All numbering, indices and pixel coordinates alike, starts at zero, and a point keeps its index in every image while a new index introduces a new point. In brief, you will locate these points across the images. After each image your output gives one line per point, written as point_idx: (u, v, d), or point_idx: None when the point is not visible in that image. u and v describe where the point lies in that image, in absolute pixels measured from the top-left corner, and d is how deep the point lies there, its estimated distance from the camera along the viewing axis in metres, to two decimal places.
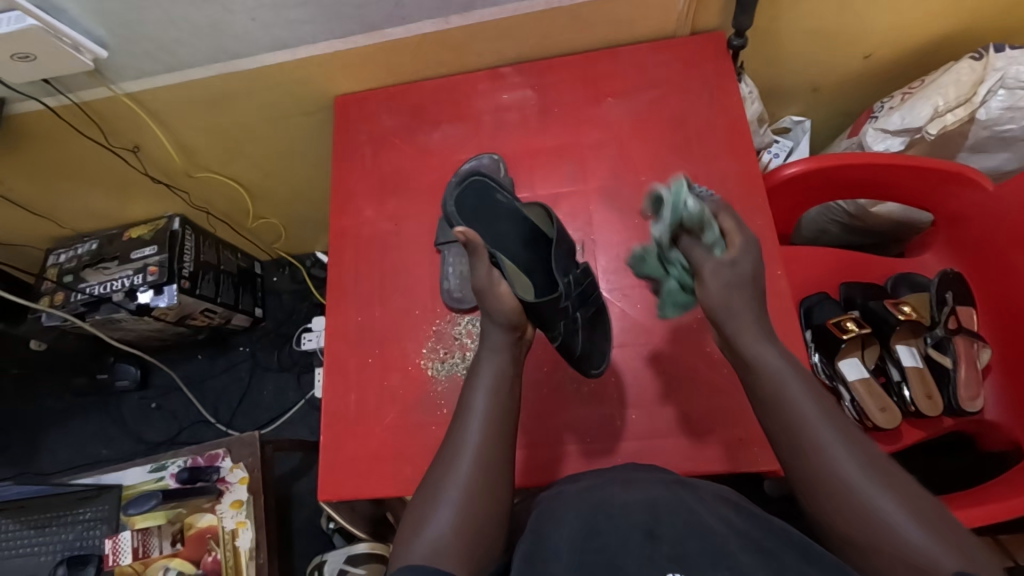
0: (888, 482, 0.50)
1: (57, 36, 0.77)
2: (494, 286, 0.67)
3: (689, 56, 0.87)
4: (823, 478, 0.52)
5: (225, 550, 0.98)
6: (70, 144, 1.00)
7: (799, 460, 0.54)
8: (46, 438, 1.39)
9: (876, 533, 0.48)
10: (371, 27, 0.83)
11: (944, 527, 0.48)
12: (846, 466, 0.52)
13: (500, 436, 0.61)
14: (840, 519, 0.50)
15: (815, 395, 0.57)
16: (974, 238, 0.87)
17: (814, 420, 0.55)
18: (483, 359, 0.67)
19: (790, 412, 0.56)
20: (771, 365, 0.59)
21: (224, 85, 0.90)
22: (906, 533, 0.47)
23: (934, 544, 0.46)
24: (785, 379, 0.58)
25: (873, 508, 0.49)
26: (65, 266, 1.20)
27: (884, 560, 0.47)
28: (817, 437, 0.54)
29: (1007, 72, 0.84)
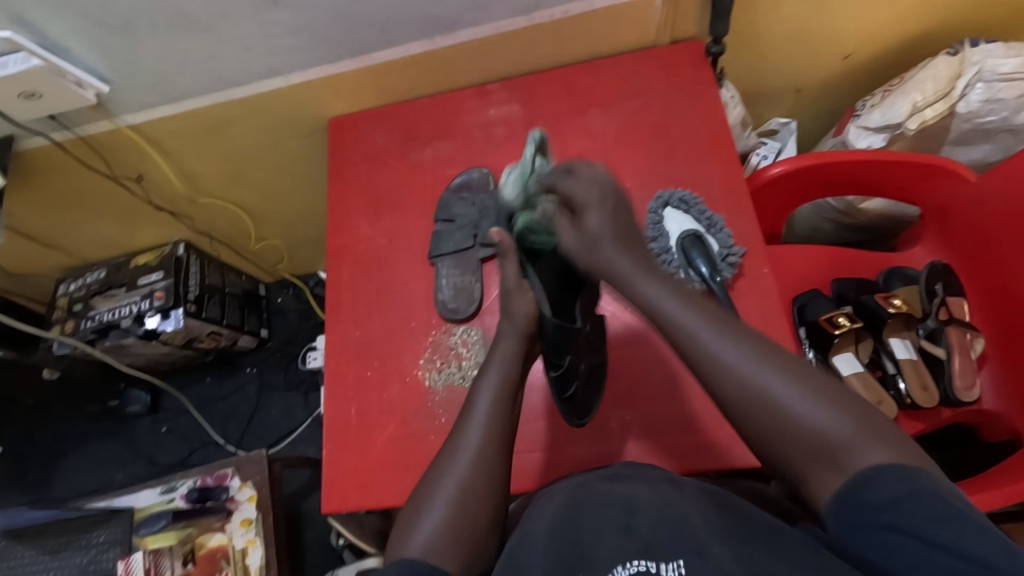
0: (785, 369, 0.51)
1: (62, 74, 0.80)
2: (522, 290, 0.70)
3: (669, 64, 0.89)
4: (732, 386, 0.52)
5: (236, 569, 1.00)
6: (78, 177, 1.03)
7: (704, 374, 0.54)
8: (61, 464, 1.41)
9: (785, 423, 0.49)
10: (360, 51, 0.86)
11: (839, 397, 0.49)
12: (746, 366, 0.52)
13: (501, 439, 0.61)
14: (757, 418, 0.51)
15: (706, 308, 0.57)
16: (960, 229, 0.88)
17: (708, 334, 0.55)
18: (493, 362, 0.67)
19: (685, 329, 0.56)
20: (661, 289, 0.59)
21: (222, 113, 0.94)
22: (819, 420, 0.48)
23: (847, 426, 0.47)
24: (668, 296, 0.58)
25: (780, 399, 0.50)
26: (76, 295, 1.24)
27: (802, 450, 0.48)
28: (710, 349, 0.54)
29: (984, 65, 0.86)
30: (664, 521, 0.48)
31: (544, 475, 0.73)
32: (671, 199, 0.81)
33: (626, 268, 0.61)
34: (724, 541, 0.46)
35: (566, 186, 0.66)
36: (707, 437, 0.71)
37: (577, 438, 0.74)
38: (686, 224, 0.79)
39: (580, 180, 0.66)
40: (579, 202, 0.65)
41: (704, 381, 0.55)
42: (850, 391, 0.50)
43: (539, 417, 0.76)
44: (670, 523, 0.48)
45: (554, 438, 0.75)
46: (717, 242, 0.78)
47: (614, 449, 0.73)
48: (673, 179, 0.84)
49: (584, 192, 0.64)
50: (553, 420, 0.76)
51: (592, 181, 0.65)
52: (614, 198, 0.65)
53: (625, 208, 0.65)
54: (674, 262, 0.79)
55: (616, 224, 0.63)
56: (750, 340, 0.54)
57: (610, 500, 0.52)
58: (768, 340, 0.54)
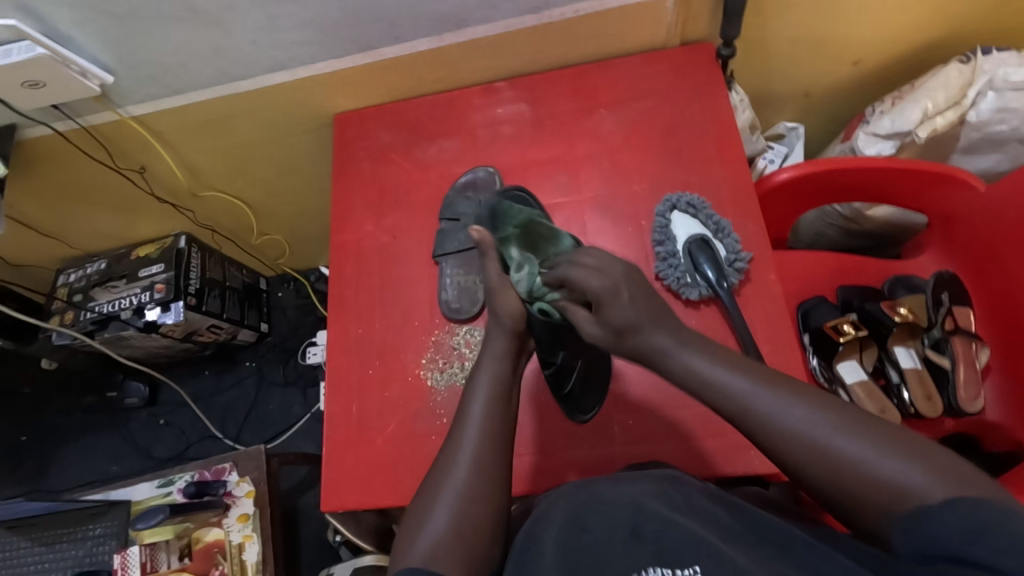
0: (840, 420, 0.49)
1: (66, 63, 0.80)
2: (506, 288, 0.72)
3: (678, 66, 0.88)
4: (790, 446, 0.50)
5: (232, 563, 0.99)
6: (78, 167, 1.03)
7: (760, 436, 0.52)
8: (58, 455, 1.41)
9: (850, 478, 0.47)
10: (368, 47, 0.86)
11: (904, 445, 0.47)
12: (803, 424, 0.50)
13: (498, 440, 0.61)
14: (820, 475, 0.48)
15: (753, 369, 0.55)
16: (968, 237, 0.87)
17: (758, 393, 0.53)
18: (483, 363, 0.68)
19: (737, 388, 0.54)
20: (697, 357, 0.58)
21: (227, 106, 0.93)
22: (888, 469, 0.46)
23: (919, 475, 0.45)
24: (709, 362, 0.57)
25: (845, 455, 0.47)
26: (75, 285, 1.23)
27: (871, 501, 0.46)
28: (762, 407, 0.52)
29: (996, 75, 0.86)
30: (672, 524, 0.48)
31: (545, 478, 0.73)
32: (679, 203, 0.80)
33: (663, 345, 0.60)
34: (736, 547, 0.46)
35: (576, 279, 0.66)
36: (710, 444, 0.70)
37: (580, 442, 0.74)
38: (693, 228, 0.79)
39: (587, 268, 0.66)
40: (593, 294, 0.64)
41: (758, 442, 0.53)
42: (916, 438, 0.48)
43: (541, 420, 0.76)
44: (677, 527, 0.48)
45: (556, 442, 0.75)
46: (725, 247, 0.77)
47: (617, 454, 0.73)
48: (680, 183, 0.83)
49: (599, 284, 0.64)
50: (555, 424, 0.75)
51: (601, 271, 0.65)
52: (630, 282, 0.64)
53: (642, 284, 0.64)
54: (681, 266, 0.78)
55: (638, 309, 0.62)
56: (807, 396, 0.52)
57: (612, 502, 0.52)
58: (822, 394, 0.52)
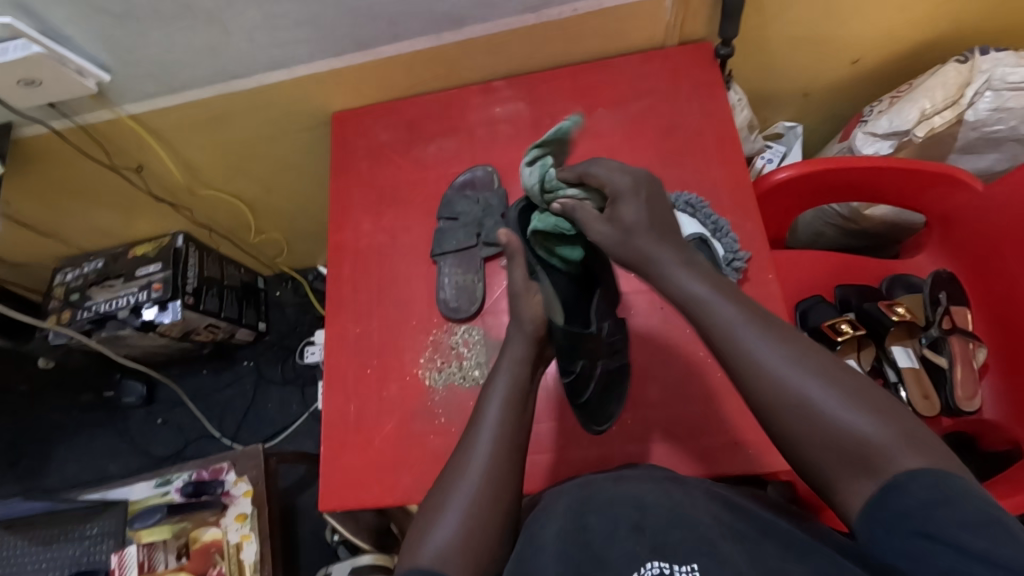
0: (816, 367, 0.50)
1: (62, 62, 0.79)
2: (528, 293, 0.68)
3: (677, 66, 0.88)
4: (768, 389, 0.50)
5: (230, 563, 0.98)
6: (75, 166, 1.02)
7: (737, 371, 0.53)
8: (55, 455, 1.40)
9: (816, 426, 0.48)
10: (366, 45, 0.86)
11: (875, 400, 0.48)
12: (781, 364, 0.51)
13: (512, 444, 0.61)
14: (787, 418, 0.49)
15: (745, 304, 0.55)
16: (967, 236, 0.87)
17: (748, 333, 0.53)
18: (501, 367, 0.66)
19: (728, 325, 0.54)
20: (697, 283, 0.57)
21: (225, 105, 0.92)
22: (857, 425, 0.47)
23: (886, 432, 0.46)
24: (706, 290, 0.57)
25: (818, 403, 0.48)
26: (72, 284, 1.22)
27: (827, 452, 0.47)
28: (744, 342, 0.53)
29: (993, 74, 0.86)
30: (678, 522, 0.48)
31: (544, 477, 0.73)
32: (678, 202, 0.80)
33: (662, 258, 0.60)
34: (741, 544, 0.46)
35: (600, 177, 0.65)
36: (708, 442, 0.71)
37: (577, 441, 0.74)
38: (692, 227, 0.78)
39: (607, 170, 0.66)
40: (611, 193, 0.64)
41: (733, 376, 0.54)
42: (891, 398, 0.49)
43: (540, 418, 0.76)
44: (686, 522, 0.48)
45: (555, 441, 0.75)
46: (723, 246, 0.77)
47: (615, 452, 0.73)
48: (678, 181, 0.83)
49: (617, 181, 0.64)
50: (554, 422, 0.75)
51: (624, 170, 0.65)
52: (649, 187, 0.64)
53: (661, 195, 0.65)
54: None
55: (650, 213, 0.62)
56: (792, 341, 0.52)
57: (616, 500, 0.52)
58: (805, 339, 0.53)
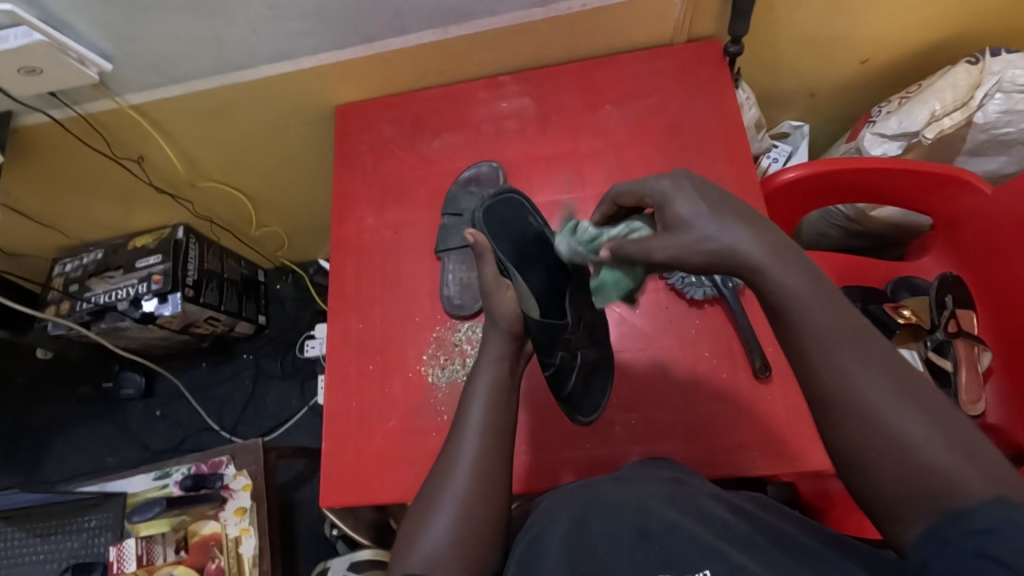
0: (909, 391, 0.42)
1: (63, 50, 0.78)
2: (500, 290, 0.67)
3: (685, 63, 0.87)
4: (844, 407, 0.43)
5: (229, 557, 0.98)
6: (75, 156, 1.01)
7: (812, 377, 0.45)
8: (53, 446, 1.40)
9: (888, 449, 0.41)
10: (371, 38, 0.85)
11: (969, 437, 0.40)
12: (864, 379, 0.43)
13: (496, 443, 0.60)
14: (858, 435, 0.43)
15: (836, 308, 0.46)
16: (973, 240, 0.87)
17: (828, 342, 0.45)
18: (481, 365, 0.65)
19: (811, 333, 0.45)
20: (787, 280, 0.46)
21: (227, 96, 0.91)
22: (935, 457, 0.40)
23: (969, 469, 0.39)
24: (795, 291, 0.46)
25: (897, 428, 0.41)
26: (71, 275, 1.21)
27: (895, 478, 0.41)
28: (827, 351, 0.44)
29: (1004, 76, 0.85)
30: (678, 526, 0.47)
31: (546, 476, 0.73)
32: None
33: (742, 254, 0.47)
34: (742, 549, 0.45)
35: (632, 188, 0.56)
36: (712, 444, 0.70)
37: (580, 441, 0.74)
38: None
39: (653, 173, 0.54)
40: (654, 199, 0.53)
41: (806, 384, 0.46)
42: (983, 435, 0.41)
43: (544, 418, 0.75)
44: (684, 526, 0.47)
45: (558, 440, 0.74)
46: None
47: (618, 453, 0.72)
48: None
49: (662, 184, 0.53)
50: (558, 422, 0.75)
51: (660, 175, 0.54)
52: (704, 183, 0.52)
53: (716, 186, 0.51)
54: None
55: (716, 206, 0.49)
56: (881, 357, 0.44)
57: (620, 501, 0.51)
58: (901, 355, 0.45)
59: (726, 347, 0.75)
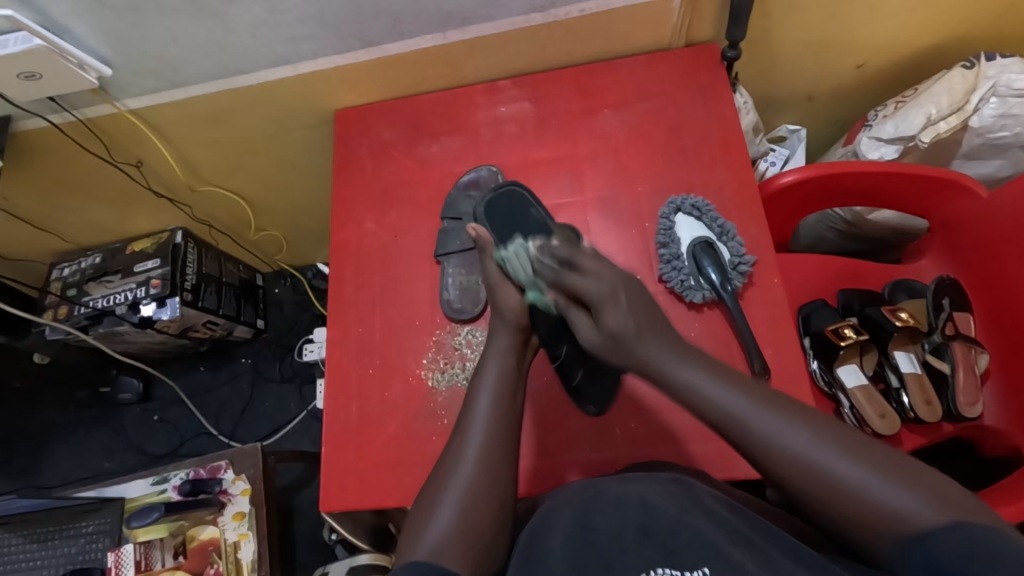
0: (839, 444, 0.50)
1: (63, 55, 0.78)
2: (504, 283, 0.71)
3: (683, 67, 0.88)
4: (795, 476, 0.50)
5: (227, 563, 0.98)
6: (74, 161, 1.01)
7: (753, 453, 0.52)
8: (50, 451, 1.39)
9: (846, 500, 0.48)
10: (370, 43, 0.85)
11: (900, 469, 0.48)
12: (800, 445, 0.50)
13: (503, 437, 0.60)
14: (814, 493, 0.49)
15: (753, 388, 0.55)
16: (969, 243, 0.87)
17: (759, 416, 0.52)
18: (489, 360, 0.67)
19: (737, 415, 0.53)
20: (699, 373, 0.57)
21: (226, 101, 0.92)
22: (882, 495, 0.47)
23: (914, 500, 0.46)
24: (708, 379, 0.56)
25: (844, 479, 0.48)
26: (69, 280, 1.21)
27: (860, 524, 0.47)
28: (761, 428, 0.52)
29: (1000, 81, 0.86)
30: (681, 525, 0.48)
31: (546, 480, 0.73)
32: (683, 205, 0.80)
33: (657, 356, 0.59)
34: (743, 549, 0.46)
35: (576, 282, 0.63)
36: (712, 448, 0.70)
37: (580, 445, 0.74)
38: (697, 230, 0.79)
39: (585, 274, 0.63)
40: (591, 297, 0.62)
41: (751, 458, 0.53)
42: (909, 461, 0.49)
43: (543, 421, 0.75)
44: (688, 525, 0.48)
45: (557, 444, 0.74)
46: (728, 250, 0.77)
47: (618, 456, 0.73)
48: (684, 184, 0.83)
49: (594, 287, 0.62)
50: (559, 426, 0.75)
51: (604, 270, 0.63)
52: (627, 285, 0.62)
53: (642, 294, 0.63)
54: (684, 269, 0.78)
55: (635, 317, 0.60)
56: (803, 418, 0.52)
57: (623, 499, 0.51)
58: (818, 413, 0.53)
59: (727, 349, 0.75)
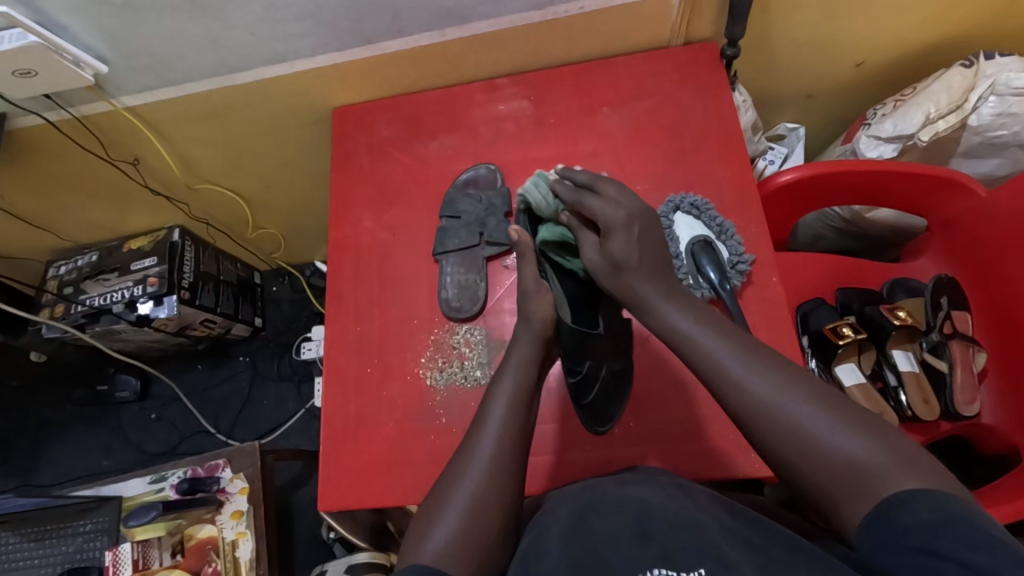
0: (807, 393, 0.51)
1: (59, 52, 0.78)
2: (538, 292, 0.70)
3: (682, 66, 0.88)
4: (763, 422, 0.51)
5: (225, 561, 0.98)
6: (71, 158, 1.01)
7: (725, 394, 0.54)
8: (47, 449, 1.39)
9: (812, 450, 0.48)
10: (368, 40, 0.84)
11: (868, 424, 0.49)
12: (768, 391, 0.52)
13: (515, 444, 0.60)
14: (779, 439, 0.50)
15: (730, 336, 0.57)
16: (967, 241, 0.87)
17: (734, 360, 0.55)
18: (509, 367, 0.66)
19: (714, 357, 0.56)
20: (681, 314, 0.60)
21: (224, 98, 0.91)
22: (844, 446, 0.47)
23: (878, 454, 0.46)
24: (689, 321, 0.59)
25: (808, 426, 0.49)
26: (66, 278, 1.21)
27: (822, 475, 0.48)
28: (734, 372, 0.54)
29: (998, 79, 0.86)
30: (683, 526, 0.48)
31: (544, 479, 0.73)
32: (682, 204, 0.80)
33: (649, 294, 0.62)
34: (741, 550, 0.46)
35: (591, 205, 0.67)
36: (710, 447, 0.70)
37: (578, 444, 0.74)
38: (696, 229, 0.79)
39: (606, 200, 0.67)
40: (603, 224, 0.65)
41: (723, 401, 0.55)
42: (880, 422, 0.49)
43: (542, 420, 0.75)
44: (687, 526, 0.48)
45: (556, 443, 0.74)
46: (727, 249, 0.77)
47: (617, 455, 0.73)
48: (683, 183, 0.83)
49: (610, 214, 0.65)
50: (558, 425, 0.75)
51: (618, 203, 0.66)
52: (643, 220, 0.65)
53: (653, 233, 0.66)
54: (683, 268, 0.78)
55: (643, 250, 0.64)
56: (776, 365, 0.54)
57: (625, 501, 0.51)
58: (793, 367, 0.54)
59: None
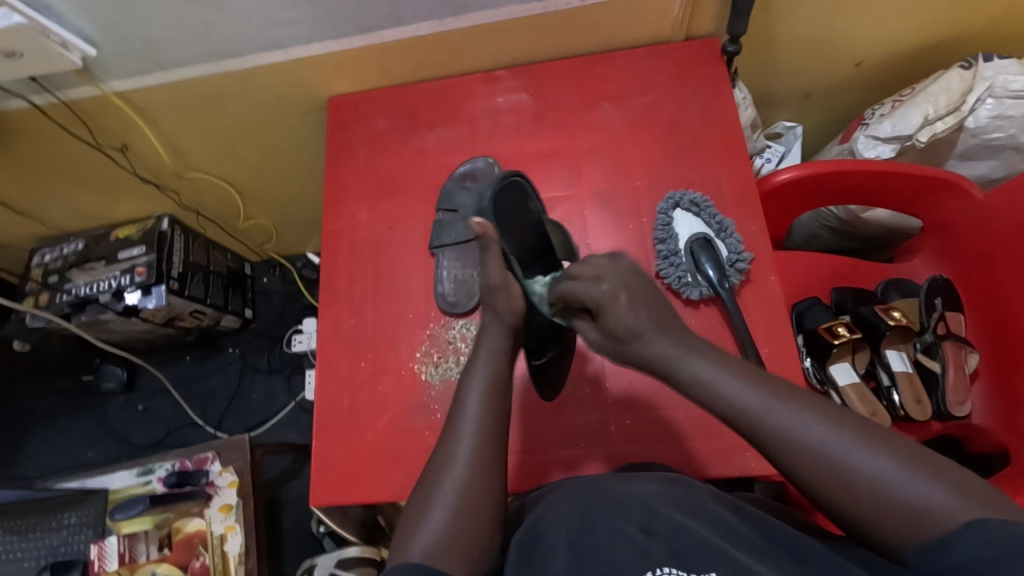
0: (858, 436, 0.47)
1: (46, 34, 0.75)
2: (506, 284, 0.67)
3: (683, 61, 0.87)
4: (816, 474, 0.47)
5: (214, 555, 0.96)
6: (56, 144, 0.98)
7: (768, 447, 0.49)
8: (31, 440, 1.37)
9: (873, 499, 0.45)
10: (367, 29, 0.83)
11: (923, 460, 0.45)
12: (819, 441, 0.47)
13: (493, 435, 0.60)
14: (837, 492, 0.46)
15: (764, 377, 0.52)
16: (962, 243, 0.88)
17: (772, 409, 0.50)
18: (479, 358, 0.66)
19: (750, 408, 0.51)
20: (704, 366, 0.54)
21: (216, 85, 0.89)
22: (908, 493, 0.44)
23: (940, 495, 0.43)
24: (715, 369, 0.54)
25: (864, 474, 0.45)
26: (51, 266, 1.18)
27: (887, 524, 0.44)
28: (777, 423, 0.49)
29: (996, 81, 0.86)
30: (684, 527, 0.47)
31: (539, 476, 0.73)
32: (682, 200, 0.79)
33: (670, 355, 0.57)
34: (744, 553, 0.45)
35: (575, 288, 0.64)
36: (706, 446, 0.70)
37: (574, 441, 0.73)
38: (696, 227, 0.78)
39: (585, 278, 0.63)
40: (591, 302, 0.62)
41: (766, 453, 0.50)
42: (932, 453, 0.46)
43: (538, 417, 0.75)
44: (688, 528, 0.47)
45: (552, 439, 0.74)
46: (727, 247, 0.77)
47: (613, 453, 0.72)
48: (682, 179, 0.82)
49: (595, 292, 0.62)
50: (554, 422, 0.75)
51: (604, 273, 0.62)
52: (630, 283, 0.61)
53: (646, 289, 0.61)
54: (682, 265, 0.77)
55: (642, 316, 0.59)
56: (815, 406, 0.49)
57: (623, 502, 0.51)
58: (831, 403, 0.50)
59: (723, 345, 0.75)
